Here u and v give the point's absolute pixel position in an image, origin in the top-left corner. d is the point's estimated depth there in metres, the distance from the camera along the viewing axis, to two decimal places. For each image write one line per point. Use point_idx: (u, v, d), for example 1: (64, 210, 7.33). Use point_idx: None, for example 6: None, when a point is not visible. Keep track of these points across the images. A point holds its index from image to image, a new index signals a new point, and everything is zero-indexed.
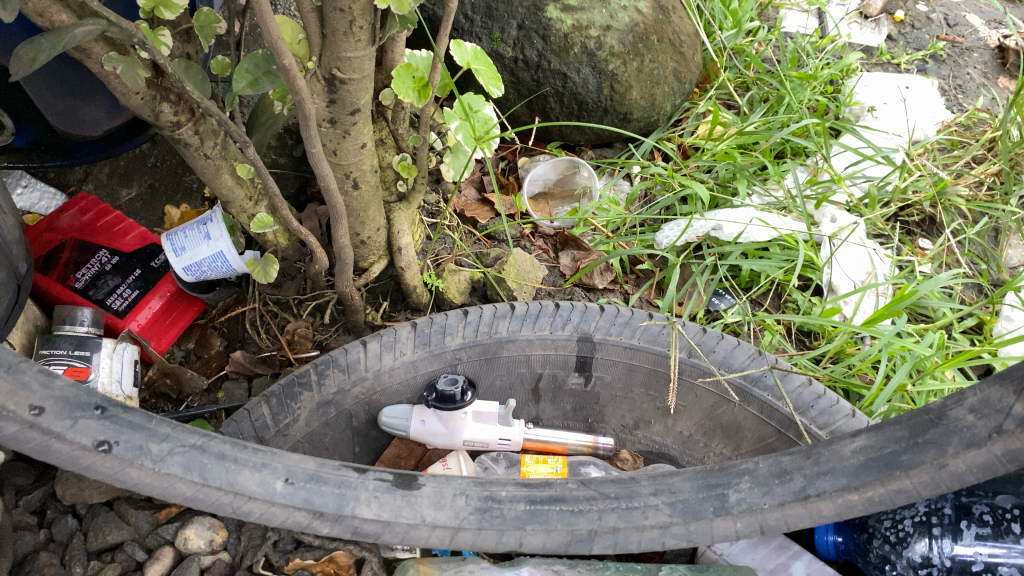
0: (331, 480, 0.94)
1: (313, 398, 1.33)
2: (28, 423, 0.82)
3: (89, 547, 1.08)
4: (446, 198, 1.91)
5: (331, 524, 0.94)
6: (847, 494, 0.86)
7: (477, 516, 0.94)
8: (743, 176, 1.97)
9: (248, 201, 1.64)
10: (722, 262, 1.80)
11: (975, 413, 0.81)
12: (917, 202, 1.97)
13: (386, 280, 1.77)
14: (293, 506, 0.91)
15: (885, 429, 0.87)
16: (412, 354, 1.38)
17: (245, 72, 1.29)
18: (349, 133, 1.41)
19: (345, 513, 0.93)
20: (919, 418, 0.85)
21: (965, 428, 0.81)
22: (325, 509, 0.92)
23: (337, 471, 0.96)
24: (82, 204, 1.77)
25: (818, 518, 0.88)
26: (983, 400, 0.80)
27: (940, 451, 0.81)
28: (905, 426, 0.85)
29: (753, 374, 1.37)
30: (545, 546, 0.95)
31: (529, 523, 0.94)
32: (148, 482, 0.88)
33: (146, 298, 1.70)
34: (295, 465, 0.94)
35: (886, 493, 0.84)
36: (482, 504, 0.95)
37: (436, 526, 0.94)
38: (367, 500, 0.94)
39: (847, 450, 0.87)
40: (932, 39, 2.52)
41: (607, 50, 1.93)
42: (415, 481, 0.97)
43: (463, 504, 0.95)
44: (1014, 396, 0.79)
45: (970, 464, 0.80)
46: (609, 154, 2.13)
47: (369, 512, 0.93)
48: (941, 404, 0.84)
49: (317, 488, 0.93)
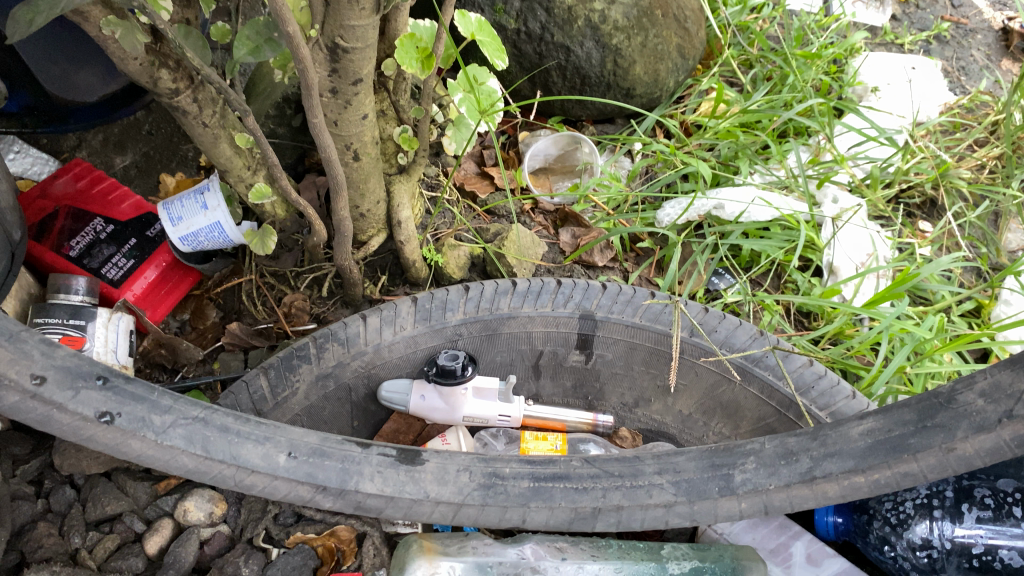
0: (334, 455, 0.93)
1: (312, 371, 1.32)
2: (30, 393, 0.81)
3: (88, 517, 1.07)
4: (446, 172, 1.89)
5: (334, 498, 0.93)
6: (853, 476, 0.86)
7: (481, 492, 0.94)
8: (745, 154, 1.98)
9: (246, 171, 1.62)
10: (723, 241, 1.79)
11: (985, 397, 0.80)
12: (919, 184, 1.97)
13: (385, 254, 1.76)
14: (297, 479, 0.91)
15: (893, 412, 0.86)
16: (412, 329, 1.37)
17: (246, 39, 1.28)
18: (350, 104, 1.40)
19: (349, 488, 0.92)
20: (928, 402, 0.84)
21: (974, 413, 0.80)
22: (329, 484, 0.92)
23: (340, 446, 0.95)
24: (75, 170, 1.75)
25: (823, 500, 0.89)
26: (993, 384, 0.80)
27: (949, 434, 0.81)
28: (913, 410, 0.84)
29: (754, 354, 1.36)
30: (547, 524, 0.96)
31: (532, 500, 0.94)
32: (150, 453, 0.87)
33: (141, 268, 1.68)
34: (298, 439, 0.94)
35: (893, 476, 0.85)
36: (486, 480, 0.95)
37: (440, 501, 0.94)
38: (371, 474, 0.93)
39: (855, 432, 0.87)
40: (936, 20, 2.50)
41: (611, 24, 1.90)
42: (418, 456, 0.96)
43: (467, 479, 0.95)
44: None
45: (978, 449, 0.80)
46: (611, 130, 2.12)
47: (373, 487, 0.93)
48: (951, 388, 0.83)
49: (320, 462, 0.93)
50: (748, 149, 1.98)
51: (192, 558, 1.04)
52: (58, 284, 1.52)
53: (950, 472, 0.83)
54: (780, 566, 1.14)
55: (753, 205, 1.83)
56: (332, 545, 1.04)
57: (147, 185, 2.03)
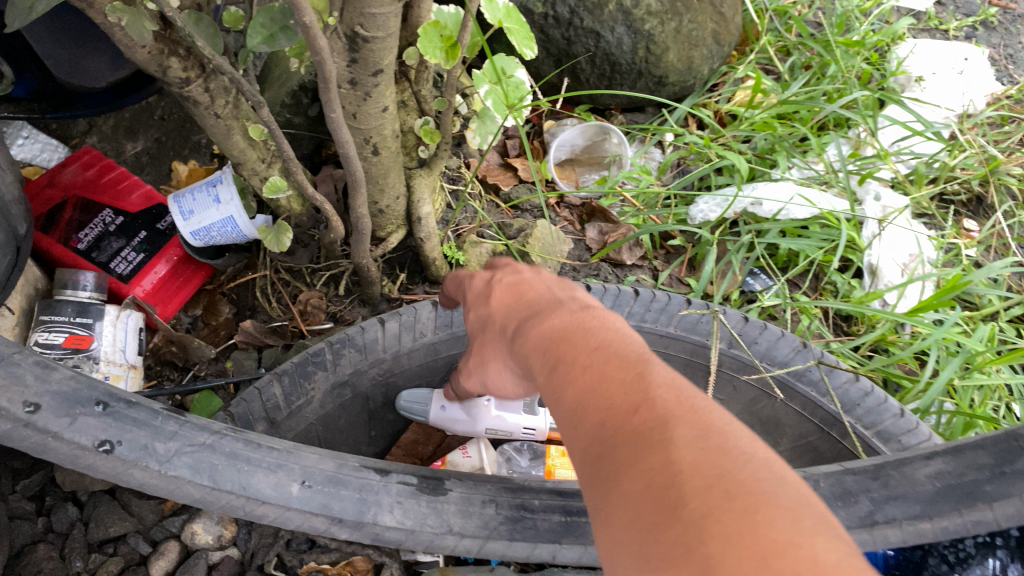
0: (351, 483, 0.87)
1: (328, 379, 1.26)
2: (22, 422, 0.74)
3: (91, 539, 1.01)
4: (468, 164, 1.81)
5: (350, 530, 0.86)
6: (919, 522, 0.80)
7: (508, 526, 0.87)
8: (783, 146, 1.89)
9: (261, 164, 1.54)
10: (760, 239, 1.71)
11: None
12: (966, 180, 1.86)
13: (404, 250, 1.69)
14: (311, 511, 0.84)
15: (966, 454, 0.82)
16: (433, 335, 1.33)
17: (261, 27, 1.21)
18: (370, 95, 1.32)
19: (366, 520, 0.85)
20: (1009, 446, 0.80)
21: None
22: (345, 516, 0.85)
23: (357, 474, 0.88)
24: (84, 159, 1.68)
25: (881, 546, 0.80)
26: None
27: None
28: (991, 453, 0.80)
29: (798, 369, 1.26)
30: (580, 559, 0.90)
31: (565, 537, 0.88)
32: (153, 483, 0.81)
33: (152, 263, 1.62)
34: (312, 466, 0.87)
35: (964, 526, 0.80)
36: (514, 513, 0.88)
37: (464, 536, 0.87)
38: (390, 506, 0.87)
39: (921, 474, 0.82)
40: (983, 5, 2.39)
41: (644, 9, 1.81)
42: (442, 486, 0.90)
43: (493, 512, 0.88)
44: None
45: None
46: (640, 119, 2.03)
47: (392, 520, 0.86)
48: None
49: (336, 492, 0.86)
50: (786, 141, 1.88)
51: None
52: (66, 280, 1.45)
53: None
54: None
55: (793, 203, 1.74)
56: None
57: (159, 173, 1.97)
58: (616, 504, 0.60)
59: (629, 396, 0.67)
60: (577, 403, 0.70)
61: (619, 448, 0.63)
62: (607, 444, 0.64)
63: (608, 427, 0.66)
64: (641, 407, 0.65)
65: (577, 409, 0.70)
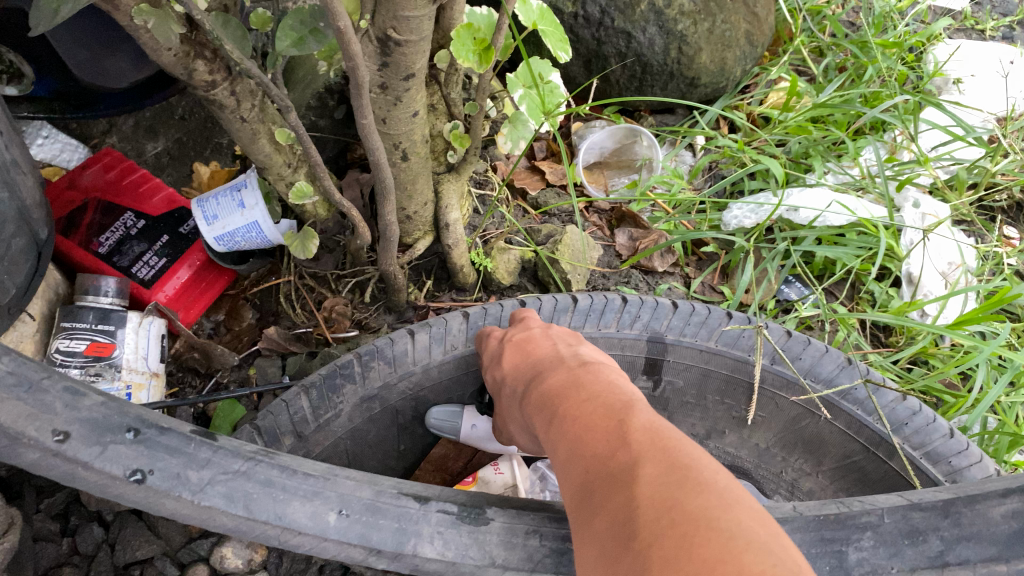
0: (389, 512, 0.83)
1: (356, 393, 1.23)
2: (51, 452, 0.71)
3: (117, 561, 0.98)
4: (495, 168, 1.77)
5: (388, 560, 0.83)
6: (994, 563, 0.77)
7: (553, 559, 0.84)
8: (817, 151, 1.84)
9: (286, 168, 1.50)
10: (796, 247, 1.66)
11: None
12: (1007, 186, 1.82)
13: (431, 256, 1.65)
14: (349, 542, 0.81)
15: None
16: (464, 348, 1.29)
17: (290, 30, 1.16)
18: (401, 100, 1.28)
19: (406, 551, 0.82)
20: None
21: None
22: (384, 547, 0.82)
23: (395, 501, 0.85)
24: (105, 160, 1.64)
25: None
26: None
27: None
28: None
29: (844, 387, 1.22)
30: None
31: None
32: (185, 512, 0.77)
33: (174, 267, 1.59)
34: (350, 493, 0.84)
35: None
36: (559, 546, 0.85)
37: (507, 569, 0.83)
38: (430, 536, 0.83)
39: (992, 512, 0.79)
40: (1021, 3, 2.33)
41: (677, 9, 1.76)
42: (484, 515, 0.86)
43: (537, 544, 0.84)
44: None
45: None
46: (670, 121, 1.98)
47: (432, 551, 0.82)
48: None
49: (374, 521, 0.82)
50: (821, 145, 1.84)
51: None
52: (87, 286, 1.42)
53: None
54: None
55: (831, 209, 1.70)
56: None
57: (180, 173, 1.94)
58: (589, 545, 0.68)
59: (605, 447, 0.75)
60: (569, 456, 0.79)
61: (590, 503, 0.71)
62: (586, 488, 0.73)
63: (592, 474, 0.73)
64: (612, 458, 0.73)
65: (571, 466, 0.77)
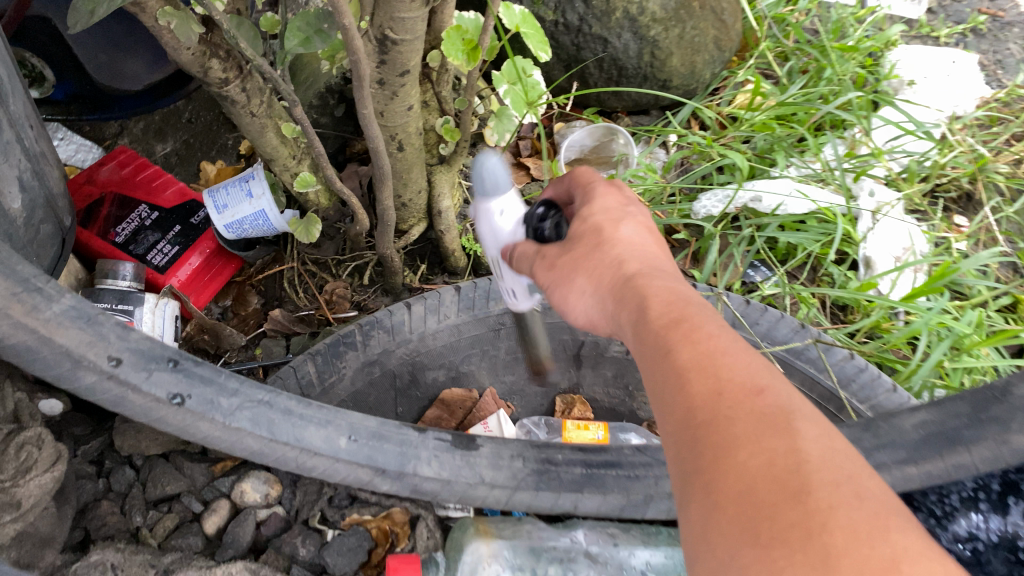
0: (392, 438, 0.96)
1: (358, 358, 1.35)
2: (107, 374, 0.83)
3: (149, 497, 1.10)
4: (483, 162, 1.90)
5: (391, 481, 0.95)
6: (906, 467, 0.90)
7: (535, 478, 0.97)
8: (781, 146, 1.99)
9: (292, 160, 1.64)
10: (760, 234, 1.80)
11: None
12: (956, 178, 1.97)
13: (425, 243, 1.79)
14: (358, 462, 0.93)
15: (947, 404, 0.93)
16: (456, 318, 1.41)
17: (297, 31, 1.30)
18: (397, 95, 1.42)
19: (407, 471, 0.94)
20: (983, 395, 0.91)
21: None
22: (388, 467, 0.94)
23: (397, 430, 0.98)
24: (120, 157, 1.76)
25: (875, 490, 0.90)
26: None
27: (1006, 428, 0.87)
28: (969, 401, 0.92)
29: (796, 347, 1.35)
30: (599, 510, 0.99)
31: (586, 486, 0.98)
32: (217, 435, 0.90)
33: (186, 255, 1.71)
34: (358, 422, 0.97)
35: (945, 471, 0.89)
36: (539, 467, 0.98)
37: (495, 486, 0.96)
38: (428, 459, 0.96)
39: (908, 424, 0.93)
40: (973, 13, 2.50)
41: (650, 16, 1.91)
42: (472, 442, 0.99)
43: (521, 465, 0.98)
44: None
45: None
46: (645, 121, 2.14)
47: (430, 471, 0.95)
48: (1006, 381, 0.91)
49: (380, 446, 0.95)
50: (784, 141, 1.99)
51: (249, 538, 1.06)
52: (116, 270, 1.54)
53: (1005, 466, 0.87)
54: None
55: (791, 198, 1.84)
56: (387, 526, 1.06)
57: (187, 172, 2.07)
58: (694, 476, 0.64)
59: (722, 373, 0.68)
60: (650, 356, 0.73)
61: (691, 429, 0.66)
62: (684, 412, 0.67)
63: (685, 393, 0.68)
64: (729, 387, 0.66)
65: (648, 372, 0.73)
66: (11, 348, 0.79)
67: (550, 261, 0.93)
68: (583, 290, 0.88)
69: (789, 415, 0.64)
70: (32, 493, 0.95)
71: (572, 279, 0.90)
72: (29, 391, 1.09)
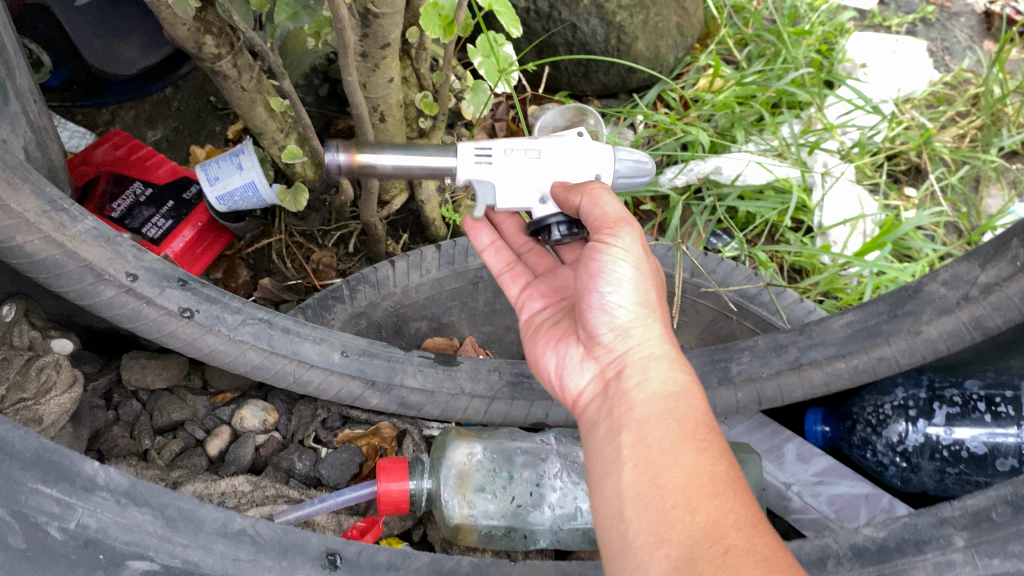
0: (380, 354, 1.10)
1: (346, 310, 1.45)
2: (125, 288, 0.94)
3: (155, 424, 1.20)
4: (461, 141, 2.01)
5: (380, 394, 1.10)
6: (835, 361, 1.22)
7: (510, 388, 1.16)
8: (741, 124, 2.11)
9: (280, 133, 1.72)
10: (721, 203, 1.94)
11: (946, 285, 1.17)
12: (905, 152, 2.11)
13: (406, 214, 1.89)
14: (350, 374, 1.07)
15: (869, 307, 1.23)
16: (438, 271, 1.49)
17: (286, 7, 1.40)
18: (378, 68, 1.51)
19: (394, 383, 1.10)
20: (899, 296, 1.21)
21: (937, 298, 1.17)
22: (378, 378, 1.09)
23: (384, 348, 1.12)
24: (114, 137, 1.73)
25: (809, 384, 1.24)
26: (954, 274, 1.17)
27: (916, 320, 1.18)
28: (887, 302, 1.22)
29: (750, 291, 1.47)
30: (565, 418, 1.19)
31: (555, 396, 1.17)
32: (222, 348, 1.01)
33: (179, 228, 1.67)
34: (350, 339, 1.09)
35: (870, 361, 1.20)
36: (514, 379, 1.17)
37: (474, 397, 1.14)
38: (412, 371, 1.12)
39: (836, 325, 1.23)
40: (922, 3, 2.62)
41: (616, 3, 2.02)
42: (453, 359, 1.15)
43: (497, 377, 1.16)
44: (978, 270, 1.15)
45: (941, 332, 1.16)
46: (614, 105, 2.23)
47: (415, 382, 1.11)
48: (919, 282, 1.21)
49: (369, 360, 1.09)
50: (744, 120, 2.11)
51: (250, 458, 1.18)
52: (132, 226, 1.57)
53: (917, 352, 1.18)
54: (775, 462, 1.35)
55: (749, 168, 1.97)
56: (376, 443, 1.20)
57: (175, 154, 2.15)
58: (700, 536, 0.75)
59: (743, 478, 0.82)
60: (682, 417, 0.86)
61: (715, 499, 0.78)
62: (708, 484, 0.80)
63: (714, 469, 0.81)
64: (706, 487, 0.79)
65: (680, 429, 0.85)
66: (41, 263, 0.90)
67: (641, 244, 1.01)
68: (636, 290, 0.98)
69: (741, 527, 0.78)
70: (53, 411, 1.08)
71: (638, 272, 0.98)
72: (42, 330, 1.14)
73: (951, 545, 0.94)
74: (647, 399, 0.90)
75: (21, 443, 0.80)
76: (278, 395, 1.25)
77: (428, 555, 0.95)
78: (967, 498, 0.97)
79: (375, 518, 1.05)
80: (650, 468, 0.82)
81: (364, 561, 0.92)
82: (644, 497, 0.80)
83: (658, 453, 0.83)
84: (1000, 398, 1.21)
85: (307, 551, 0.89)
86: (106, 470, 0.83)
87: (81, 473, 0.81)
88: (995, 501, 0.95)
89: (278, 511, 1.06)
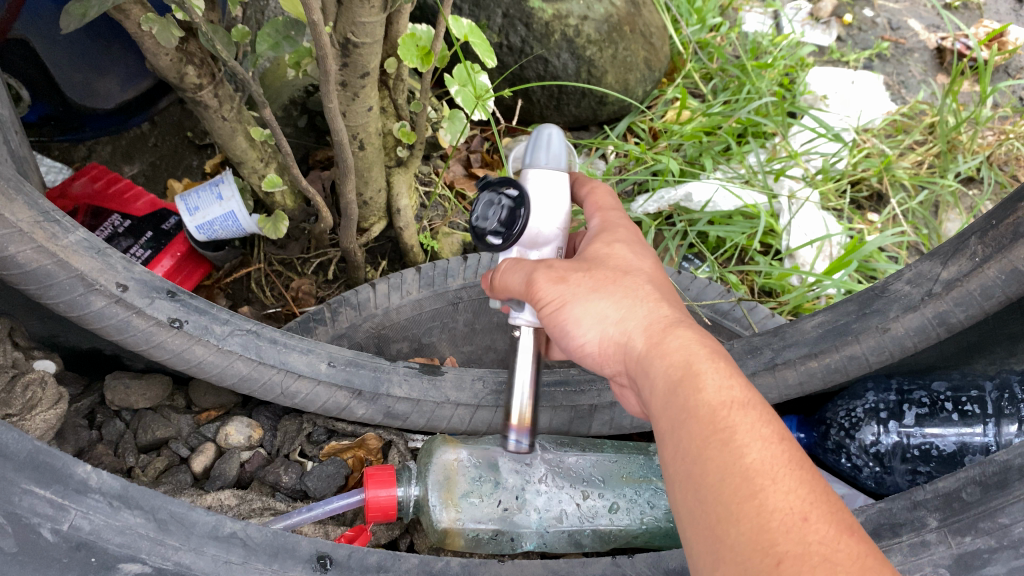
0: (367, 365, 1.22)
1: (328, 331, 1.46)
2: (115, 298, 1.01)
3: (139, 442, 1.21)
4: (437, 171, 2.05)
5: (366, 403, 1.21)
6: (809, 361, 1.28)
7: (494, 396, 1.27)
8: (708, 154, 2.17)
9: (259, 162, 1.68)
10: (692, 227, 1.98)
11: (910, 284, 1.24)
12: (866, 178, 2.19)
13: (385, 241, 1.92)
14: (337, 384, 1.18)
15: (839, 309, 1.29)
16: (418, 293, 1.50)
17: (267, 37, 1.33)
18: (358, 96, 1.49)
19: (381, 392, 1.21)
20: (868, 296, 1.27)
21: (903, 297, 1.23)
22: (364, 388, 1.20)
23: (371, 359, 1.23)
24: (93, 171, 1.65)
25: (784, 384, 1.29)
26: (917, 274, 1.24)
27: (885, 320, 1.23)
28: (856, 303, 1.28)
29: (723, 306, 1.54)
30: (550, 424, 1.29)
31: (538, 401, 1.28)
32: (211, 359, 1.10)
33: (157, 258, 1.61)
34: (335, 351, 1.20)
35: (840, 359, 1.26)
36: (498, 387, 1.28)
37: (459, 404, 1.25)
38: (399, 382, 1.23)
39: (808, 326, 1.30)
40: (877, 40, 2.73)
41: (585, 37, 2.07)
42: (438, 370, 1.27)
43: (481, 387, 1.27)
44: (937, 272, 1.21)
45: (907, 329, 1.22)
46: (585, 136, 2.28)
47: (401, 392, 1.22)
48: (885, 283, 1.28)
49: (355, 371, 1.20)
50: (711, 149, 2.16)
51: (235, 473, 1.21)
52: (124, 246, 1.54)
53: (886, 349, 1.24)
54: None
55: (718, 195, 2.03)
56: (362, 455, 1.27)
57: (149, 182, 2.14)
58: (750, 547, 0.70)
59: (785, 455, 0.75)
60: (699, 415, 0.79)
61: (754, 501, 0.72)
62: (744, 482, 0.73)
63: (748, 460, 0.74)
64: (745, 482, 0.73)
65: (702, 424, 0.78)
66: (33, 273, 0.95)
67: (559, 273, 0.97)
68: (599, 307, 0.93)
69: (795, 515, 0.70)
70: (38, 426, 1.08)
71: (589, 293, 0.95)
72: (25, 349, 1.14)
73: (926, 526, 0.99)
74: (664, 402, 0.84)
75: (16, 445, 0.81)
76: (262, 412, 1.28)
77: (417, 557, 1.00)
78: (939, 482, 1.02)
79: (361, 526, 1.12)
80: (689, 481, 0.77)
81: (352, 563, 0.95)
82: (693, 515, 0.76)
83: (690, 466, 0.77)
84: (965, 398, 1.29)
85: (298, 555, 0.92)
86: (98, 473, 0.84)
87: (75, 475, 0.83)
88: (965, 482, 1.00)
89: (269, 519, 1.11)
